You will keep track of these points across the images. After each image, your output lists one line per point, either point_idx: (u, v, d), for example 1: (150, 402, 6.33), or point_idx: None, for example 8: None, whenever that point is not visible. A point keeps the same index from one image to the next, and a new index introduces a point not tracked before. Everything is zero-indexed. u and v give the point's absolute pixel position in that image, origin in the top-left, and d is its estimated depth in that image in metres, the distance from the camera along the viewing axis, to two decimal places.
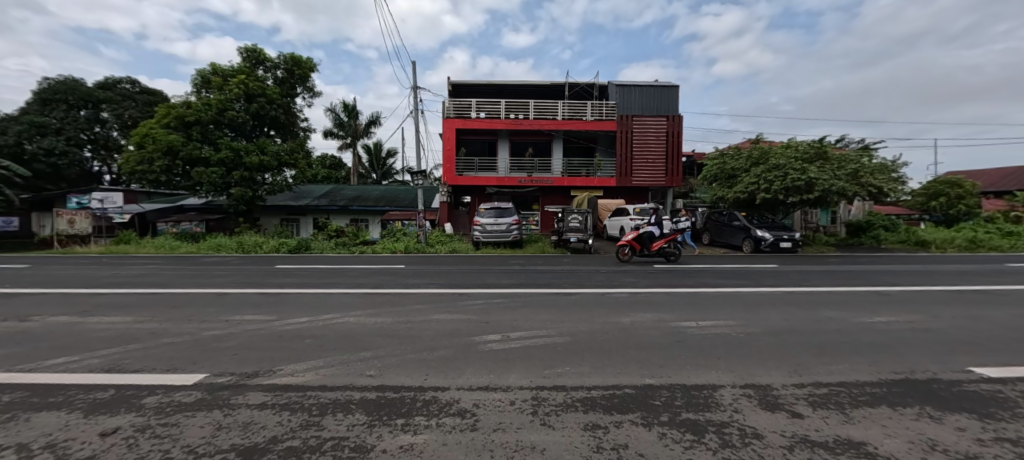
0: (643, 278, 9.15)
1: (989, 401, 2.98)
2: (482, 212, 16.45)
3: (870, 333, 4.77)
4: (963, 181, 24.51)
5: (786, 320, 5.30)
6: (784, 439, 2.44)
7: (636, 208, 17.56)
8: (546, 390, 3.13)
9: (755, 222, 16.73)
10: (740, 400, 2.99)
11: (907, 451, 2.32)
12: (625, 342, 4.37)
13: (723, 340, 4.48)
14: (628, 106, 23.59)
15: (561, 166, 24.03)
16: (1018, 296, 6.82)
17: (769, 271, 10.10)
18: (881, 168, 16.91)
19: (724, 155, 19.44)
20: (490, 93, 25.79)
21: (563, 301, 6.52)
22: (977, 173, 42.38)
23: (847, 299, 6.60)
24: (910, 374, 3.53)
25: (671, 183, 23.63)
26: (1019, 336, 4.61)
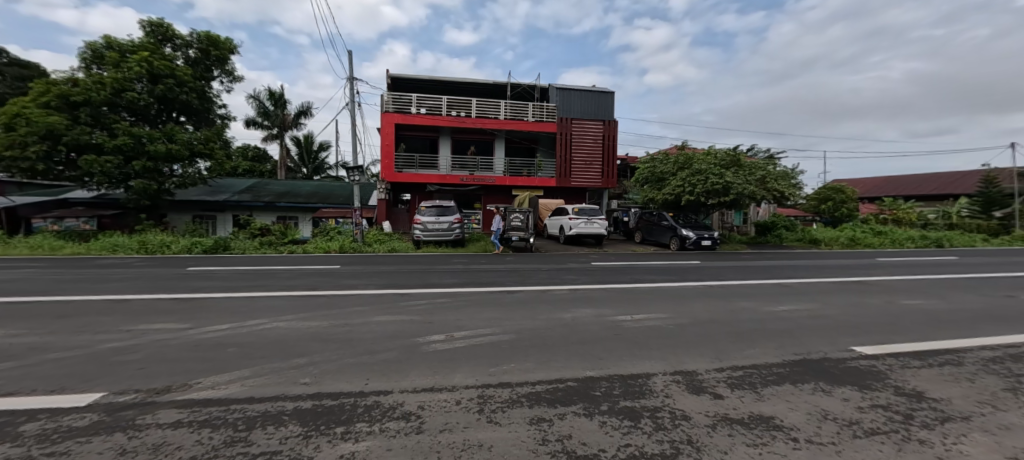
0: (583, 275, 9.51)
1: (868, 375, 3.51)
2: (423, 211, 16.08)
3: (776, 320, 5.38)
4: (845, 188, 28.56)
5: (709, 311, 5.81)
6: (708, 419, 2.70)
7: (575, 208, 18.20)
8: (491, 388, 3.14)
9: (681, 222, 18.13)
10: (670, 386, 3.23)
11: (806, 421, 2.67)
12: (567, 337, 4.53)
13: (656, 331, 4.82)
14: (568, 108, 24.35)
15: (503, 166, 24.22)
16: (886, 286, 8.10)
17: (693, 267, 11.01)
18: (784, 175, 19.12)
19: (654, 159, 20.83)
20: (431, 89, 25.25)
21: (506, 299, 6.59)
22: (855, 182, 49.61)
23: (757, 291, 7.40)
24: (808, 355, 4.05)
25: (607, 185, 24.80)
26: (888, 319, 5.49)
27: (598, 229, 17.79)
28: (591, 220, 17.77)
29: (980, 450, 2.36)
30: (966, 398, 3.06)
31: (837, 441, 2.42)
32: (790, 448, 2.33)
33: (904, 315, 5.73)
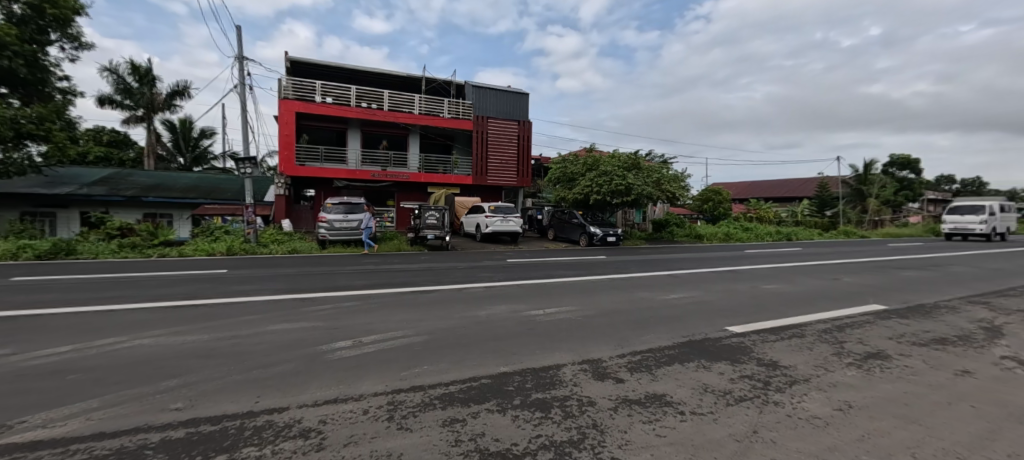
0: (498, 272, 9.66)
1: (737, 350, 4.10)
2: (329, 208, 14.93)
3: (668, 307, 6.02)
4: (722, 191, 33.30)
5: (612, 302, 6.29)
6: (611, 402, 2.90)
7: (491, 206, 18.37)
8: (403, 393, 3.02)
9: (589, 220, 19.39)
10: (578, 374, 3.42)
11: (691, 396, 3.01)
12: (482, 335, 4.54)
13: (565, 323, 5.07)
14: (484, 107, 24.44)
15: (418, 162, 23.51)
16: (750, 273, 9.60)
17: (600, 262, 11.87)
18: (675, 178, 21.42)
19: (566, 160, 21.96)
20: (337, 77, 23.47)
21: (421, 299, 6.39)
22: (730, 185, 57.79)
23: (653, 282, 8.23)
24: (692, 336, 4.59)
25: (522, 184, 25.45)
26: (752, 302, 6.48)
27: (514, 226, 18.19)
28: (507, 218, 18.10)
29: (816, 405, 2.89)
30: (806, 364, 3.72)
31: (714, 410, 2.77)
32: (676, 421, 2.62)
33: (763, 298, 6.81)
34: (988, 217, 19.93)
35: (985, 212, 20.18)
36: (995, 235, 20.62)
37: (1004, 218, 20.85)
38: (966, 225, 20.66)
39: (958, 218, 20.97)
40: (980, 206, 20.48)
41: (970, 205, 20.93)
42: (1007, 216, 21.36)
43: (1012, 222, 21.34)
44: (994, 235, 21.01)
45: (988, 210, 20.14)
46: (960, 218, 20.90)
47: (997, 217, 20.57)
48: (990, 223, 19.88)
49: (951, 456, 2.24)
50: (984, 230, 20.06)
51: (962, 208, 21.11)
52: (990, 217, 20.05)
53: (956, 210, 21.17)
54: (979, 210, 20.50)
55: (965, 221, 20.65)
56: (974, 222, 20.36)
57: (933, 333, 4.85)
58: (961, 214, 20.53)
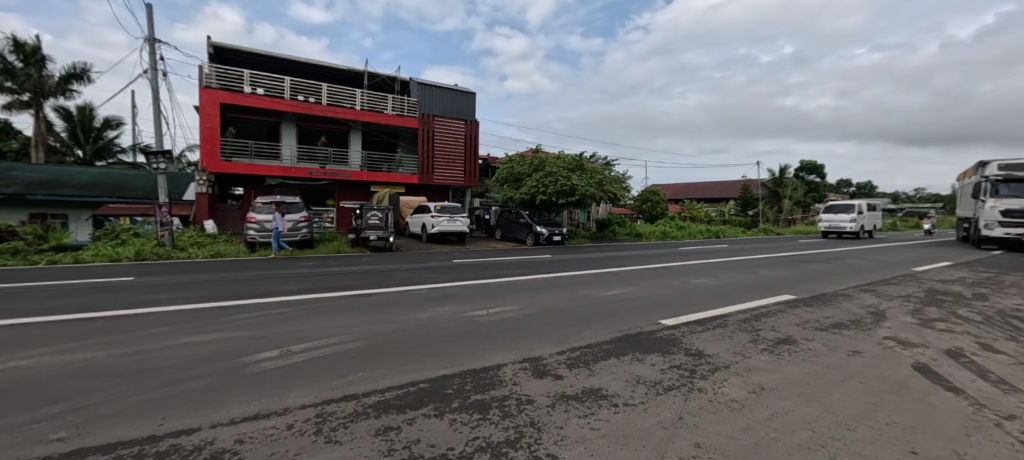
0: (444, 273, 9.50)
1: (668, 342, 4.34)
2: (258, 208, 13.82)
3: (606, 304, 6.25)
4: (658, 192, 35.48)
5: (554, 300, 6.41)
6: (549, 399, 2.95)
7: (437, 205, 18.03)
8: (334, 403, 2.85)
9: (535, 219, 19.67)
10: (518, 373, 3.44)
11: (624, 388, 3.14)
12: (423, 337, 4.42)
13: (508, 323, 5.08)
14: (430, 104, 23.93)
15: (359, 160, 22.52)
16: (682, 269, 10.24)
17: (545, 261, 12.08)
18: (617, 179, 22.33)
19: (512, 160, 22.13)
20: (269, 67, 21.83)
21: (360, 303, 6.11)
22: (668, 187, 61.41)
23: (594, 279, 8.52)
24: (628, 331, 4.80)
25: (469, 183, 25.24)
26: (683, 296, 6.92)
27: (461, 226, 17.99)
28: (454, 218, 17.86)
29: (734, 389, 3.13)
30: (726, 351, 4.03)
31: (644, 400, 2.92)
32: (610, 413, 2.71)
33: (693, 292, 7.29)
34: (856, 216, 21.93)
35: (853, 211, 22.24)
36: (862, 232, 22.82)
37: (869, 215, 23.19)
38: (838, 223, 22.63)
39: (832, 217, 22.92)
40: (851, 205, 22.44)
41: (842, 204, 22.91)
42: (872, 214, 23.83)
43: (874, 220, 24.22)
44: (861, 232, 23.30)
45: (856, 210, 22.08)
46: (834, 217, 22.88)
47: (863, 216, 22.74)
48: (857, 221, 21.89)
49: (843, 427, 2.53)
50: (853, 227, 22.07)
51: (836, 207, 23.08)
52: (857, 215, 22.13)
53: (831, 209, 22.98)
54: (850, 209, 22.53)
55: (838, 219, 22.60)
56: (845, 220, 22.38)
57: (832, 319, 5.46)
58: (834, 213, 22.43)
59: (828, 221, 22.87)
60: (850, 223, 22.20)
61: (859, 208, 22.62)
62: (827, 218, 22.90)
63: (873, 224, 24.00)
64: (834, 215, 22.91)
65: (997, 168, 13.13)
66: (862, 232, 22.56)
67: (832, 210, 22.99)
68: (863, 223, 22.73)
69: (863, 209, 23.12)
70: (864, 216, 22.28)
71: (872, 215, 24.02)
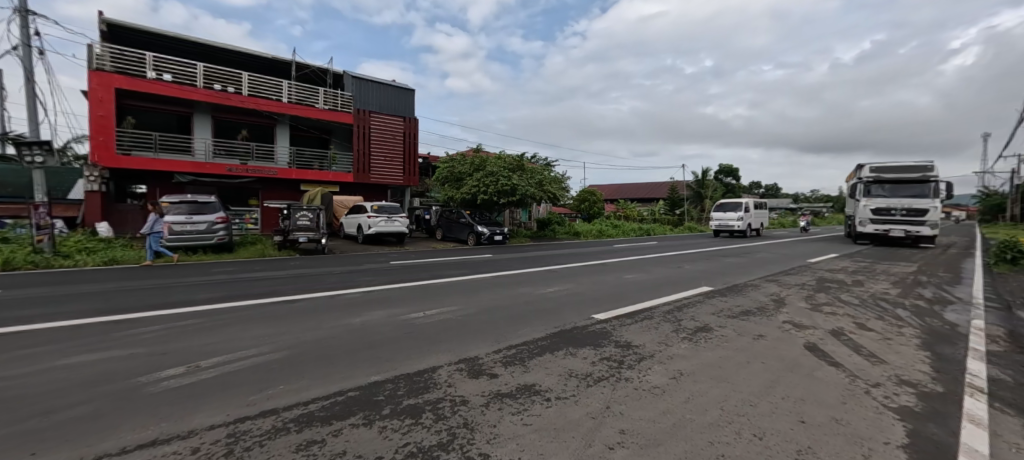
0: (380, 275, 9.14)
1: (600, 335, 4.55)
2: (165, 208, 12.31)
3: (543, 301, 6.41)
4: (595, 191, 37.17)
5: (493, 300, 6.43)
6: (483, 398, 2.95)
7: (374, 205, 17.31)
8: (250, 420, 2.62)
9: (477, 219, 19.59)
10: (453, 375, 3.40)
11: (557, 382, 3.24)
12: (354, 344, 4.23)
13: (445, 324, 5.01)
14: (365, 100, 22.88)
15: (287, 157, 20.96)
16: (616, 265, 10.79)
17: (486, 260, 12.10)
18: (557, 180, 22.85)
19: (453, 159, 21.91)
20: (177, 50, 19.58)
21: (284, 310, 5.68)
22: (605, 187, 64.22)
23: (533, 277, 8.69)
24: (563, 326, 4.95)
25: (408, 183, 24.51)
26: (615, 291, 7.29)
27: (399, 227, 17.43)
28: (392, 218, 17.24)
29: (656, 376, 3.36)
30: (652, 341, 4.31)
31: (575, 392, 3.02)
32: (542, 408, 2.78)
33: (624, 287, 7.71)
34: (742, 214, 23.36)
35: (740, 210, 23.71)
36: (749, 230, 24.42)
37: (754, 214, 24.75)
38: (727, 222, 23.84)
39: (722, 216, 24.27)
40: (738, 204, 23.85)
41: (729, 203, 24.33)
42: (757, 213, 25.48)
43: (761, 218, 26.02)
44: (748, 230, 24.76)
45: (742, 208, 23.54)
46: (723, 216, 24.18)
47: (749, 215, 24.27)
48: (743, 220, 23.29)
49: (746, 404, 2.82)
50: (739, 226, 23.43)
51: (724, 206, 24.48)
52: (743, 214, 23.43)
53: (722, 209, 24.36)
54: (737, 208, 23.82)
55: (726, 218, 23.96)
56: (732, 218, 23.71)
57: (741, 307, 6.06)
58: (722, 212, 23.77)
59: (719, 220, 24.15)
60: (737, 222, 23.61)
61: (745, 207, 24.05)
62: (718, 218, 24.20)
63: (759, 222, 25.73)
64: (723, 214, 24.24)
65: (870, 171, 15.26)
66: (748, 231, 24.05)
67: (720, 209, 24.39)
68: (749, 222, 24.23)
69: (749, 208, 24.58)
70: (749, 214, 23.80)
71: (759, 214, 25.85)
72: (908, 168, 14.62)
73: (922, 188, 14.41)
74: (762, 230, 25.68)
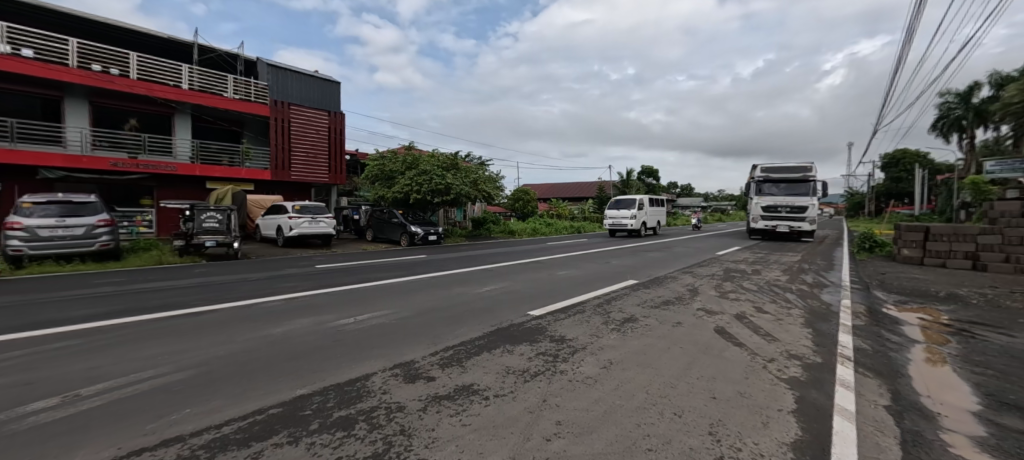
0: (305, 280, 8.51)
1: (535, 331, 4.66)
2: (29, 209, 10.28)
3: (480, 300, 6.43)
4: (529, 190, 38.00)
5: (428, 302, 6.30)
6: (419, 403, 2.89)
7: (296, 205, 16.06)
8: (149, 452, 2.31)
9: (410, 219, 19.02)
10: (388, 381, 3.28)
11: (495, 380, 3.27)
12: (276, 356, 3.90)
13: (378, 329, 4.82)
14: (283, 90, 21.10)
15: (189, 151, 18.66)
16: (549, 263, 11.13)
17: (421, 261, 11.84)
18: (491, 179, 22.89)
19: (383, 157, 21.10)
20: (41, 22, 16.53)
21: (190, 324, 5.05)
22: (537, 186, 65.84)
23: (469, 277, 8.67)
24: (500, 324, 5.00)
25: (334, 181, 23.06)
26: (549, 288, 7.52)
27: (325, 228, 16.36)
28: (316, 219, 16.12)
29: (589, 367, 3.53)
30: (584, 334, 4.51)
31: (513, 389, 3.07)
32: (482, 407, 2.78)
33: (557, 283, 7.98)
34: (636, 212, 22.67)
35: (633, 208, 22.78)
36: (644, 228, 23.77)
37: (649, 212, 24.22)
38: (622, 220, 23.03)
39: (617, 213, 23.31)
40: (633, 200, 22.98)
41: (623, 199, 23.32)
42: (655, 210, 25.06)
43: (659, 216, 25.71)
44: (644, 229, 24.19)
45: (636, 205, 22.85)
46: (618, 213, 23.21)
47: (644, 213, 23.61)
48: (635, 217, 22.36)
49: (668, 386, 3.07)
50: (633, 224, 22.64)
51: (618, 202, 23.44)
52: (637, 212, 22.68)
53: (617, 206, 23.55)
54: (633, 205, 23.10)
55: (620, 216, 22.93)
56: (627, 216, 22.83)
57: (662, 298, 6.58)
58: (617, 209, 22.77)
59: (614, 218, 23.12)
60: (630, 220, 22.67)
61: (639, 204, 23.23)
62: (613, 215, 23.18)
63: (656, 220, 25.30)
64: (618, 211, 23.22)
65: (761, 171, 17.42)
66: (642, 229, 23.20)
67: (615, 206, 23.31)
68: (644, 219, 23.47)
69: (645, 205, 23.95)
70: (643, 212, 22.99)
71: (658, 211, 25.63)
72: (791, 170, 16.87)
73: (804, 186, 16.67)
74: (659, 228, 25.25)
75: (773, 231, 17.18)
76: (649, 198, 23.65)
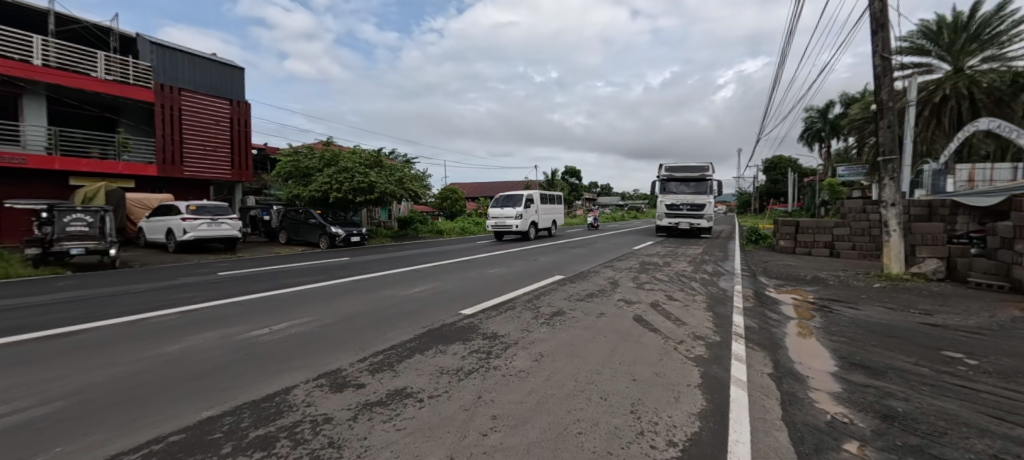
0: (207, 289, 7.58)
1: (467, 330, 4.68)
2: None
3: (409, 302, 6.27)
4: (457, 189, 37.58)
5: (354, 306, 5.99)
6: (349, 412, 2.76)
7: (191, 205, 14.16)
8: None
9: (330, 219, 17.74)
10: (312, 392, 3.08)
11: (428, 382, 3.22)
12: (176, 376, 3.45)
13: (298, 338, 4.49)
14: (172, 74, 18.51)
15: (44, 140, 15.58)
16: (479, 262, 11.17)
17: (343, 263, 11.18)
18: (418, 177, 22.10)
19: (298, 152, 19.50)
20: None
21: (56, 347, 4.24)
22: (465, 185, 65.28)
23: (397, 278, 8.39)
24: (432, 325, 4.94)
25: (238, 178, 20.72)
26: (480, 286, 7.55)
27: (228, 231, 14.63)
28: (217, 221, 14.36)
29: (521, 361, 3.65)
30: (515, 330, 4.63)
31: (447, 389, 3.07)
32: (416, 410, 2.74)
33: (488, 281, 8.07)
34: (522, 211, 18.96)
35: (520, 205, 19.07)
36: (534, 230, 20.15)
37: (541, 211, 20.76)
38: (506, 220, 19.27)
39: (501, 212, 19.42)
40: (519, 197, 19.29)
41: (509, 195, 19.53)
42: (549, 209, 21.70)
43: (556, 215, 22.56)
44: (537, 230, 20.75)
45: (523, 203, 19.18)
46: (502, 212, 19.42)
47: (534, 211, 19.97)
48: (522, 216, 18.78)
49: (594, 372, 3.30)
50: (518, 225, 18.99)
51: (503, 199, 19.60)
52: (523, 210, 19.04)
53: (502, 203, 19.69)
54: (519, 202, 19.37)
55: (505, 214, 19.16)
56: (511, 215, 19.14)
57: (587, 291, 6.96)
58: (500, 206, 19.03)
59: (498, 218, 19.26)
60: (516, 219, 18.99)
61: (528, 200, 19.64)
62: (497, 214, 19.30)
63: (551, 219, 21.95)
64: (502, 209, 19.36)
65: (665, 170, 18.96)
66: (530, 231, 19.54)
67: (499, 203, 19.42)
68: (533, 219, 19.88)
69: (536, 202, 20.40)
70: (531, 210, 19.40)
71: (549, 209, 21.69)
72: (693, 168, 18.56)
73: (704, 184, 18.55)
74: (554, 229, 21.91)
75: (677, 227, 18.83)
76: (540, 193, 20.32)
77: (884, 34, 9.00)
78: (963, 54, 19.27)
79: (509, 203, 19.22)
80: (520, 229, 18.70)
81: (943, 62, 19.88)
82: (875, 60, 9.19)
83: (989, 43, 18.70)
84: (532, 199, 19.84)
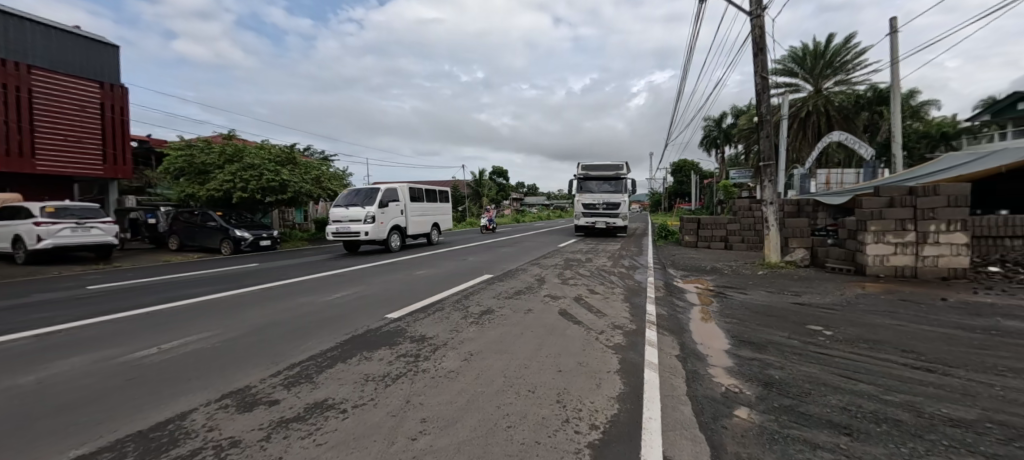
0: (72, 306, 6.37)
1: (394, 334, 4.53)
2: None
3: (330, 308, 5.89)
4: None
5: (264, 317, 5.46)
6: (262, 431, 2.53)
7: (47, 206, 11.71)
8: None
9: (233, 222, 15.90)
10: (216, 415, 2.77)
11: (352, 391, 3.07)
12: (31, 412, 2.87)
13: (196, 356, 3.98)
14: (21, 47, 15.14)
15: None
16: (406, 264, 10.83)
17: (251, 270, 10.11)
18: (337, 177, 20.61)
19: (192, 146, 17.24)
20: None
21: None
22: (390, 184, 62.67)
23: (315, 284, 7.82)
24: (355, 332, 4.70)
25: (114, 175, 17.71)
26: (406, 289, 7.33)
27: (100, 237, 12.43)
28: (84, 226, 12.12)
29: (450, 361, 3.62)
30: (444, 331, 4.59)
31: (373, 396, 2.95)
32: (338, 422, 2.59)
33: (416, 283, 7.89)
34: (373, 211, 13.32)
35: (372, 203, 13.42)
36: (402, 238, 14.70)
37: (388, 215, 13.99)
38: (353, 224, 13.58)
39: (345, 213, 13.65)
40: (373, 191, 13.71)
41: (365, 189, 14.00)
42: (421, 210, 15.63)
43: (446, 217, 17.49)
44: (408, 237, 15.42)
45: (379, 200, 13.63)
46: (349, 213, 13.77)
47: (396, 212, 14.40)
48: (371, 220, 13.17)
49: (522, 367, 3.39)
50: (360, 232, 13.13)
51: (355, 194, 13.94)
52: (380, 211, 13.56)
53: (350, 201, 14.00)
54: (373, 199, 13.80)
55: (351, 216, 13.50)
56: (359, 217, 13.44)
57: (515, 289, 7.13)
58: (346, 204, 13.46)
59: (342, 221, 13.51)
60: (366, 225, 13.34)
61: (379, 197, 13.72)
62: (340, 216, 13.54)
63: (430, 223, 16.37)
64: (349, 209, 13.63)
65: (582, 170, 19.69)
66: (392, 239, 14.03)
67: (348, 199, 13.77)
68: (395, 223, 14.31)
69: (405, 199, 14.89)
70: (383, 212, 13.51)
71: (434, 209, 16.59)
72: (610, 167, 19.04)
73: (621, 182, 19.12)
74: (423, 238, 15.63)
75: (594, 226, 19.13)
76: (409, 188, 14.77)
77: (763, 57, 10.44)
78: (821, 77, 22.90)
79: (362, 201, 13.62)
80: (371, 238, 13.17)
81: (806, 83, 23.50)
82: (756, 79, 10.62)
83: (839, 69, 22.47)
84: (400, 194, 14.46)
